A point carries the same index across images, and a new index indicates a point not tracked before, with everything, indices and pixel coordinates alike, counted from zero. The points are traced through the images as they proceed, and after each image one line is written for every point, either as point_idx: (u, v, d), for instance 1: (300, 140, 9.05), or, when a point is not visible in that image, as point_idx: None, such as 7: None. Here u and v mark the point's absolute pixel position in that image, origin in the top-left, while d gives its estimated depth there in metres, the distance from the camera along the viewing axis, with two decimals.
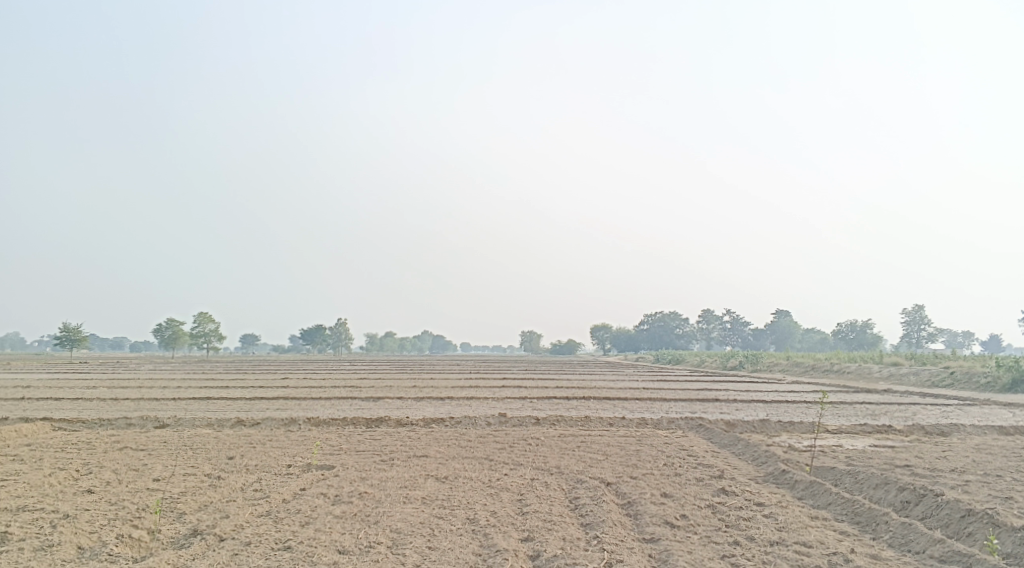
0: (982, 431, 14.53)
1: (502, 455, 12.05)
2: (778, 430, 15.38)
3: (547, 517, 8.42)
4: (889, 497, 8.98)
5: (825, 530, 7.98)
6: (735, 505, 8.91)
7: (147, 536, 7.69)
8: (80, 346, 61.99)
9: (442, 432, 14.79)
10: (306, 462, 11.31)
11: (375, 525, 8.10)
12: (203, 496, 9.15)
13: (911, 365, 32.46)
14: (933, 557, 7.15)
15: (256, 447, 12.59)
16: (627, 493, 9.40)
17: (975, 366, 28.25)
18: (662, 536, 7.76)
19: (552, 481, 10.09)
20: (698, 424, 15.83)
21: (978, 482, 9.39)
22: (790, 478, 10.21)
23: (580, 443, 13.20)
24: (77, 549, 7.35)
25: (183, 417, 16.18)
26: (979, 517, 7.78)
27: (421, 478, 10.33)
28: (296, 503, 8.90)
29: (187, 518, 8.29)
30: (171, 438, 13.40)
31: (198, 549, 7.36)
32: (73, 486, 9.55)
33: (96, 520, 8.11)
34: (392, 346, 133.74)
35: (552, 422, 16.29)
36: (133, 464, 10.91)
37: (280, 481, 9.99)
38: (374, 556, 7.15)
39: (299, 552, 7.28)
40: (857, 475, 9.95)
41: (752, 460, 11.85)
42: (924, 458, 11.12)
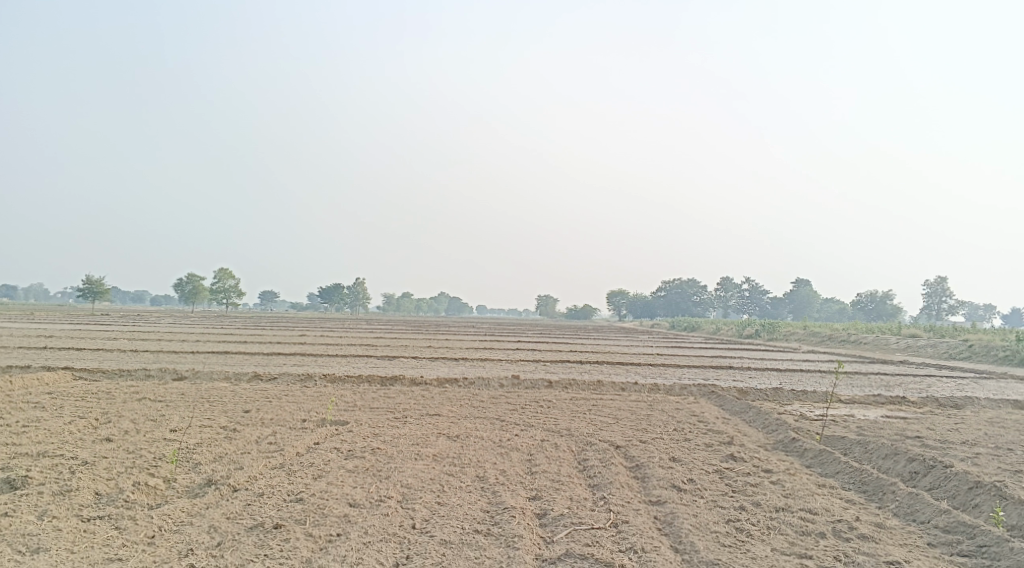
0: (998, 405, 14.42)
1: (514, 416, 12.16)
2: (790, 398, 15.38)
3: (555, 477, 8.52)
4: (898, 467, 8.98)
5: (832, 498, 8.01)
6: (743, 471, 8.95)
7: (163, 484, 7.88)
8: (103, 298, 63.01)
9: (455, 392, 14.94)
10: (320, 417, 11.49)
11: (385, 480, 8.24)
12: (219, 447, 9.34)
13: (930, 337, 32.18)
14: (938, 527, 7.17)
15: (271, 402, 12.80)
16: (636, 456, 9.47)
17: (995, 339, 27.96)
18: (668, 499, 7.83)
19: (562, 443, 10.19)
20: (710, 390, 15.87)
21: (990, 455, 9.35)
22: (799, 447, 10.22)
23: (591, 407, 13.29)
24: (96, 495, 7.56)
25: (201, 371, 16.47)
26: (987, 489, 7.77)
27: (432, 435, 10.48)
28: (309, 457, 9.06)
29: (202, 468, 8.48)
30: (189, 390, 13.65)
31: (212, 499, 7.54)
32: (93, 434, 9.78)
33: (114, 468, 8.32)
34: (409, 307, 134.65)
35: (564, 385, 16.39)
36: (151, 415, 11.14)
37: (294, 435, 10.17)
38: (383, 510, 7.29)
39: (310, 504, 7.43)
40: (868, 445, 9.94)
41: (762, 427, 11.87)
42: (936, 430, 11.08)
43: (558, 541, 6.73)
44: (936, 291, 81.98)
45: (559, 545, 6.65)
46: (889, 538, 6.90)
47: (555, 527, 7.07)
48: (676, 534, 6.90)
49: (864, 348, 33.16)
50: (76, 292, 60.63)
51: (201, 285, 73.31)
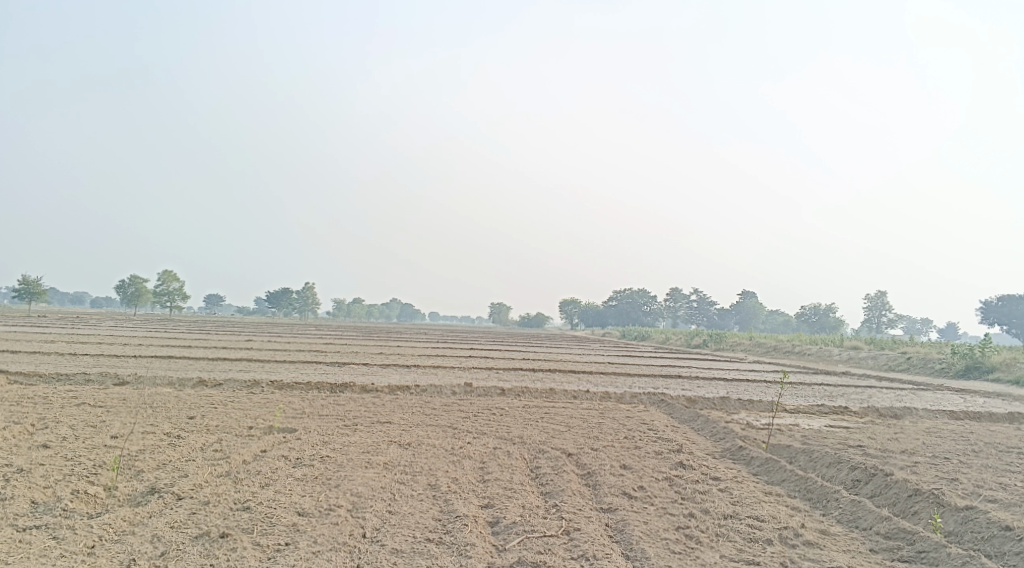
0: (934, 415, 15.00)
1: (466, 424, 12.11)
2: (738, 407, 15.71)
3: (508, 485, 8.50)
4: (840, 475, 9.25)
5: (778, 506, 8.19)
6: (692, 479, 9.09)
7: (104, 493, 7.59)
8: (39, 300, 60.49)
9: (407, 399, 14.81)
10: (268, 424, 11.25)
11: (335, 488, 8.10)
12: (162, 454, 9.05)
13: (870, 349, 33.30)
14: (879, 534, 7.40)
15: (217, 408, 12.47)
16: (587, 464, 9.53)
17: (931, 352, 29.09)
18: (619, 506, 7.90)
19: (514, 451, 10.18)
20: (660, 399, 16.10)
21: (927, 463, 9.71)
22: (746, 455, 10.44)
23: (543, 414, 13.33)
24: (31, 503, 7.24)
25: (144, 375, 15.96)
26: (925, 497, 8.06)
27: (384, 443, 10.35)
28: (256, 464, 8.84)
29: (145, 475, 8.21)
30: (131, 395, 13.21)
31: (155, 507, 7.29)
32: (28, 441, 9.37)
33: (51, 475, 7.99)
34: (360, 312, 133.04)
35: (517, 393, 16.40)
36: (90, 421, 10.73)
37: (241, 442, 9.93)
38: (334, 519, 7.16)
39: (258, 513, 7.26)
40: (812, 453, 10.21)
41: (711, 436, 12.08)
42: (876, 439, 11.46)
43: (511, 549, 6.72)
44: (876, 305, 84.85)
45: (512, 553, 6.64)
46: (832, 545, 7.09)
47: (507, 535, 7.05)
48: (627, 541, 6.96)
49: (808, 359, 34.11)
50: (10, 293, 58.06)
51: (144, 287, 71.10)
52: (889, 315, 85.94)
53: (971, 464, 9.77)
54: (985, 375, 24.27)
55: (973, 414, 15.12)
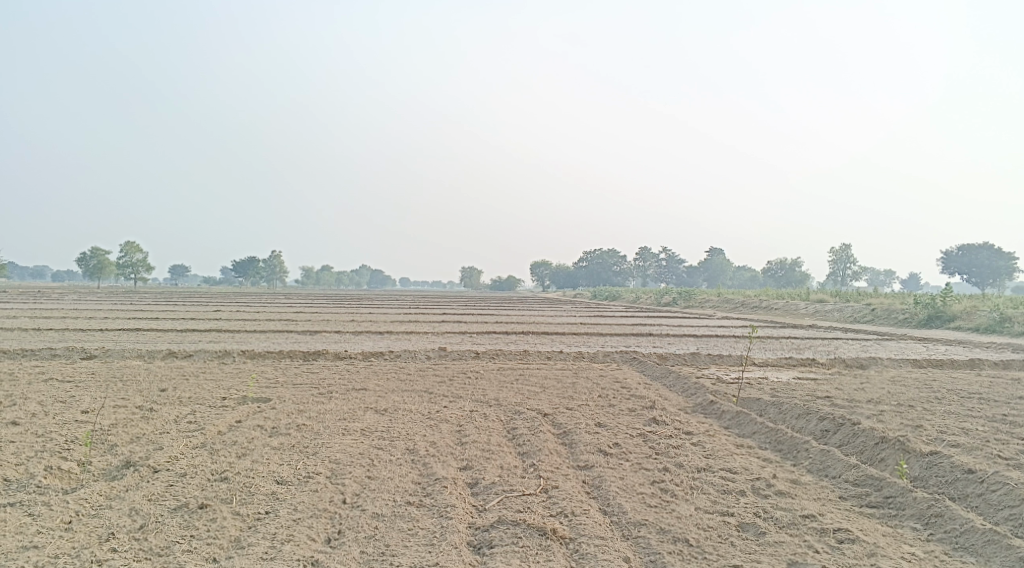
0: (898, 364, 15.45)
1: (442, 388, 12.18)
2: (708, 363, 16.03)
3: (485, 447, 8.57)
4: (810, 426, 9.49)
5: (750, 457, 8.38)
6: (665, 434, 9.25)
7: (77, 468, 7.48)
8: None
9: (382, 366, 14.80)
10: (242, 395, 11.16)
11: (313, 456, 8.09)
12: (135, 427, 8.93)
13: (836, 302, 34.01)
14: (847, 481, 7.63)
15: (189, 380, 12.33)
16: (563, 423, 9.64)
17: (895, 303, 29.77)
18: (595, 464, 8.02)
19: (491, 413, 10.25)
20: (632, 357, 16.34)
21: (892, 411, 10.01)
22: (717, 409, 10.66)
23: (518, 376, 13.47)
24: (3, 481, 7.10)
25: (112, 349, 15.69)
26: (892, 444, 8.31)
27: (360, 409, 10.34)
28: (232, 435, 8.78)
29: (118, 449, 8.10)
30: (99, 369, 12.99)
31: (131, 481, 7.22)
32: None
33: (21, 452, 7.84)
34: (329, 279, 131.80)
35: (491, 355, 16.49)
36: (59, 396, 10.53)
37: (215, 413, 9.85)
38: (313, 486, 7.17)
39: (236, 483, 7.22)
40: (781, 405, 10.45)
41: (682, 391, 12.31)
42: (844, 389, 11.77)
43: (491, 509, 6.80)
44: (840, 259, 86.39)
45: (492, 513, 6.73)
46: (804, 493, 7.30)
47: (487, 496, 7.13)
48: (604, 497, 7.09)
49: (776, 313, 34.76)
50: None
51: (106, 259, 69.48)
52: (853, 268, 87.62)
53: (935, 411, 10.09)
54: (946, 324, 24.97)
55: (935, 362, 15.61)
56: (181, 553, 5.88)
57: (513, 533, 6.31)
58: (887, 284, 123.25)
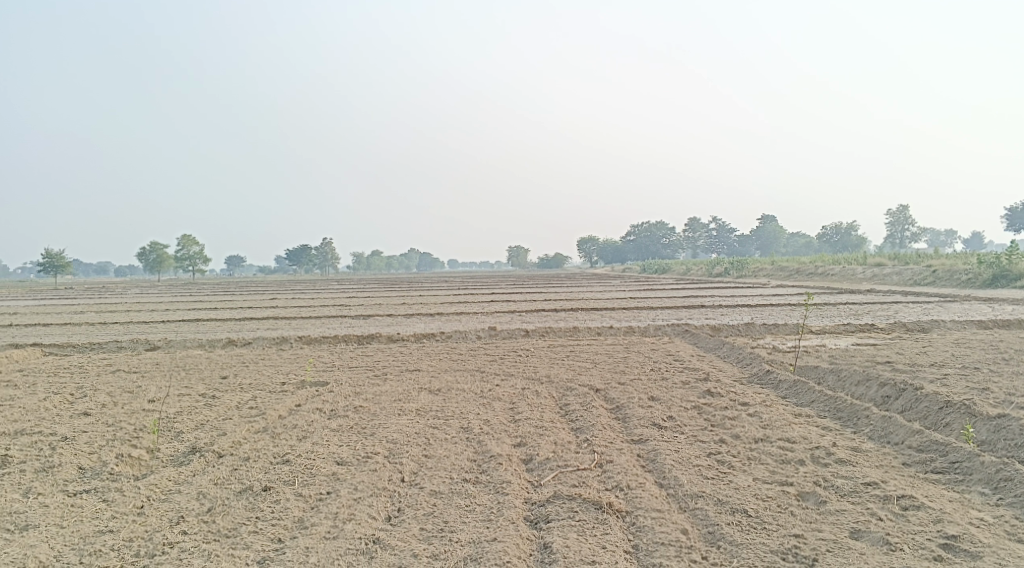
0: (962, 326, 14.92)
1: (494, 366, 12.30)
2: (762, 332, 15.76)
3: (539, 423, 8.62)
4: (870, 393, 9.26)
5: (809, 426, 8.23)
6: (720, 406, 9.15)
7: (147, 455, 7.82)
8: (63, 272, 61.29)
9: (434, 347, 14.97)
10: (300, 379, 11.47)
11: (371, 436, 8.27)
12: (200, 414, 9.27)
13: (894, 265, 32.93)
14: (911, 447, 7.43)
15: (249, 367, 12.70)
16: (616, 398, 9.62)
17: (957, 263, 28.68)
18: (649, 437, 7.99)
19: (543, 390, 10.29)
20: (683, 329, 16.17)
21: (957, 375, 9.68)
22: (774, 378, 10.48)
23: (569, 352, 13.49)
24: (79, 469, 7.47)
25: (174, 339, 16.27)
26: (957, 408, 8.05)
27: (414, 390, 10.51)
28: (292, 419, 9.03)
29: (185, 436, 8.42)
30: (163, 360, 13.50)
31: (198, 466, 7.51)
32: (69, 409, 9.62)
33: (95, 441, 8.23)
34: (379, 264, 133.72)
35: (541, 333, 16.53)
36: (127, 386, 10.99)
37: (275, 398, 10.14)
38: (372, 466, 7.33)
39: (298, 465, 7.45)
40: (839, 372, 10.22)
41: (736, 362, 12.15)
42: (905, 354, 11.43)
43: (546, 484, 6.86)
44: (898, 220, 83.35)
45: (547, 488, 6.78)
46: (865, 461, 7.14)
47: (542, 471, 7.19)
48: (660, 470, 7.06)
49: (832, 280, 33.84)
50: (36, 268, 58.77)
51: (165, 253, 71.77)
52: (912, 229, 84.61)
53: (1002, 372, 9.73)
54: (1013, 283, 23.96)
55: (1002, 322, 15.02)
56: (248, 533, 6.10)
57: (569, 508, 6.35)
58: (949, 244, 118.74)
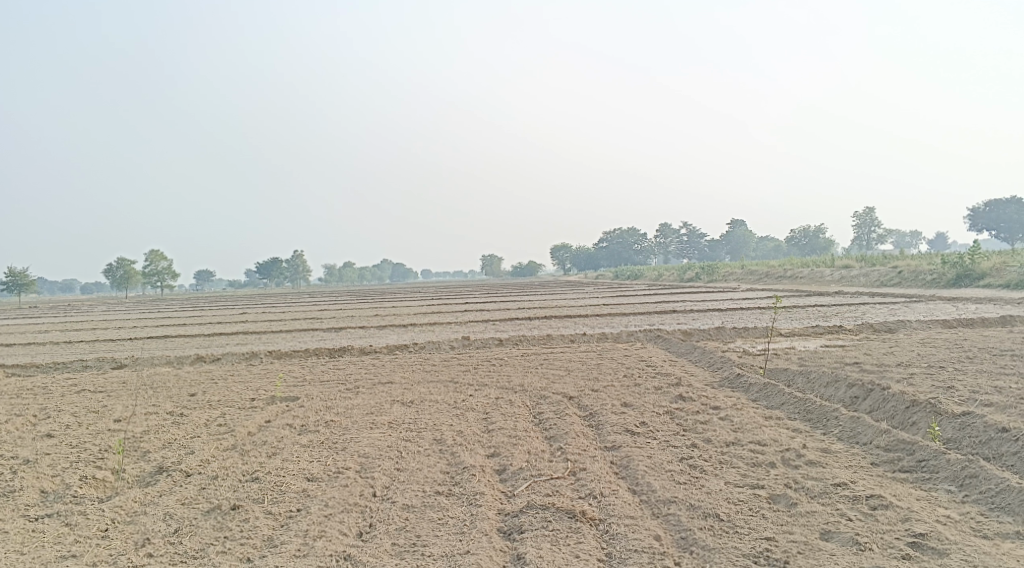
0: (926, 325, 15.20)
1: (467, 376, 12.24)
2: (733, 336, 15.91)
3: (512, 433, 8.58)
4: (839, 393, 9.38)
5: (779, 429, 8.30)
6: (692, 410, 9.19)
7: (112, 476, 7.63)
8: (26, 291, 59.77)
9: (407, 358, 14.86)
10: (270, 394, 11.31)
11: (342, 451, 8.17)
12: (167, 433, 9.09)
13: (862, 266, 33.48)
14: (879, 447, 7.53)
15: (218, 383, 12.48)
16: (589, 405, 9.63)
17: (922, 264, 29.23)
18: (622, 444, 8.00)
19: (516, 398, 10.27)
20: (656, 334, 16.26)
21: (923, 374, 9.84)
22: (744, 381, 10.58)
23: (542, 360, 13.48)
24: (41, 493, 7.27)
25: (142, 357, 15.93)
26: (923, 407, 8.18)
27: (387, 403, 10.41)
28: (263, 435, 8.89)
29: (151, 456, 8.24)
30: (129, 378, 13.22)
31: (165, 486, 7.35)
32: (30, 432, 9.36)
33: (57, 463, 8.01)
34: (351, 276, 132.81)
35: (514, 342, 16.50)
36: (92, 406, 10.73)
37: (245, 414, 9.97)
38: (343, 481, 7.23)
39: (268, 483, 7.32)
40: (809, 374, 10.34)
41: (708, 366, 12.23)
42: (872, 354, 11.60)
43: (520, 494, 6.81)
44: (864, 222, 84.88)
45: (520, 498, 6.73)
46: (835, 462, 7.21)
47: (515, 481, 7.15)
48: (632, 476, 7.07)
49: (801, 283, 34.27)
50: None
51: (132, 268, 70.46)
52: (878, 231, 86.21)
53: (966, 370, 9.91)
54: (976, 282, 24.48)
55: (965, 321, 15.35)
56: (215, 554, 5.97)
57: (542, 518, 6.31)
58: (915, 245, 121.21)
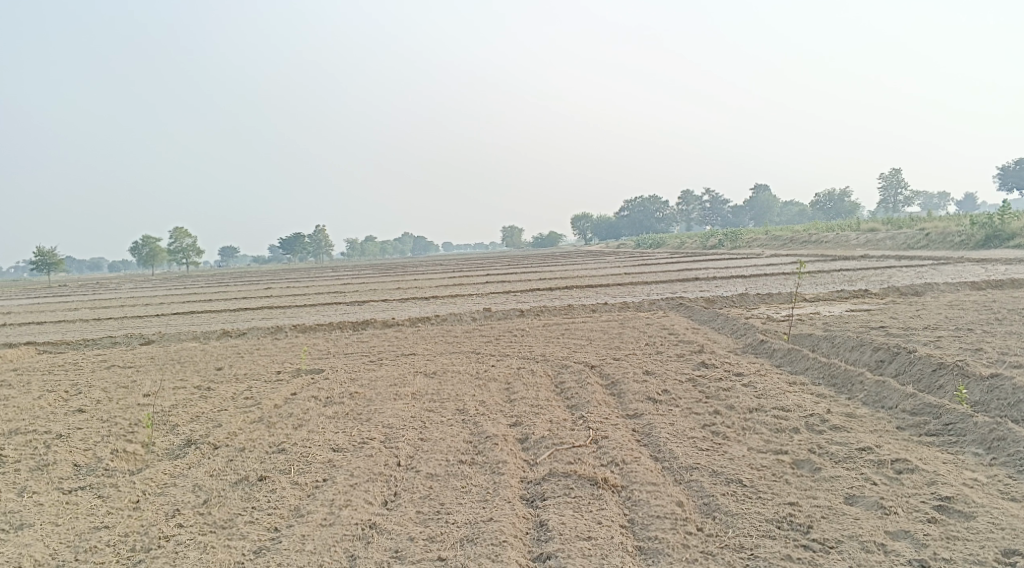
0: (955, 288, 14.93)
1: (489, 347, 12.28)
2: (756, 302, 15.77)
3: (534, 402, 8.61)
4: (864, 358, 9.27)
5: (803, 394, 8.24)
6: (715, 377, 9.14)
7: (142, 449, 7.79)
8: (56, 270, 60.84)
9: (429, 330, 14.93)
10: (295, 367, 11.44)
11: (366, 422, 8.26)
12: (195, 407, 9.26)
13: (888, 229, 32.85)
14: (905, 411, 7.44)
15: (244, 357, 12.65)
16: (611, 374, 9.62)
17: (950, 226, 28.61)
18: (645, 411, 7.99)
19: (538, 368, 10.28)
20: (678, 302, 16.16)
21: (950, 337, 9.68)
22: (768, 347, 10.50)
23: (564, 330, 13.47)
24: (74, 466, 7.45)
25: (169, 333, 16.19)
26: (950, 370, 8.05)
27: (410, 374, 10.49)
28: (288, 407, 9.01)
29: (180, 429, 8.40)
30: (157, 353, 13.44)
31: (194, 458, 7.49)
32: (63, 407, 9.58)
33: (90, 437, 8.20)
34: (373, 250, 133.62)
35: (536, 312, 16.50)
36: (122, 382, 10.95)
37: (270, 388, 10.11)
38: (368, 451, 7.32)
39: (293, 453, 7.43)
40: (834, 339, 10.22)
41: (732, 333, 12.13)
42: (899, 318, 11.43)
43: (542, 463, 6.85)
44: (890, 185, 83.20)
45: (543, 466, 6.77)
46: (860, 427, 7.14)
47: (537, 450, 7.19)
48: (655, 444, 7.07)
49: (825, 248, 33.78)
50: (28, 267, 58.37)
51: (156, 246, 71.31)
52: (905, 193, 84.51)
53: (996, 332, 9.72)
54: (1006, 243, 23.93)
55: (995, 282, 15.05)
56: (244, 524, 6.09)
57: (564, 485, 6.35)
58: (943, 207, 118.78)
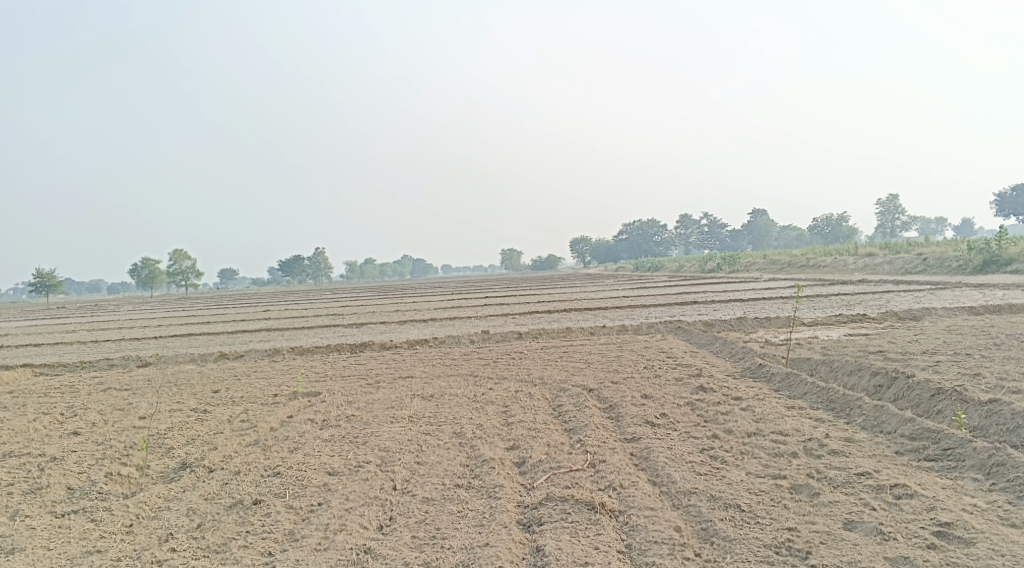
0: (952, 312, 14.94)
1: (487, 370, 12.25)
2: (754, 326, 15.77)
3: (532, 426, 8.57)
4: (863, 382, 9.25)
5: (801, 418, 8.21)
6: (713, 401, 9.11)
7: (137, 473, 7.74)
8: (54, 292, 60.77)
9: (427, 353, 14.90)
10: (292, 390, 11.40)
11: (363, 445, 8.21)
12: (191, 429, 9.20)
13: (886, 254, 32.93)
14: (903, 435, 7.41)
15: (241, 380, 12.60)
16: (609, 397, 9.59)
17: (948, 250, 28.71)
18: (642, 435, 7.95)
19: (536, 391, 10.25)
20: (676, 326, 16.15)
21: (949, 362, 9.66)
22: (766, 371, 10.47)
23: (562, 353, 13.45)
24: (68, 489, 7.39)
25: (166, 355, 16.14)
26: (948, 395, 8.04)
27: (407, 397, 10.44)
28: (284, 431, 8.96)
29: (175, 452, 8.34)
30: (154, 376, 13.40)
31: (188, 482, 7.44)
32: (58, 430, 9.53)
33: (84, 460, 8.14)
34: (372, 273, 133.74)
35: (534, 335, 16.48)
36: (118, 404, 10.89)
37: (267, 410, 10.06)
38: (364, 475, 7.27)
39: (289, 477, 7.38)
40: (832, 363, 10.20)
41: (730, 356, 12.11)
42: (897, 342, 11.42)
43: (539, 487, 6.80)
44: (887, 209, 83.59)
45: (540, 491, 6.72)
46: (858, 451, 7.11)
47: (535, 473, 7.14)
48: (652, 468, 7.02)
49: (824, 272, 33.84)
50: (27, 289, 58.30)
51: (156, 268, 71.33)
52: (902, 218, 84.89)
53: (994, 357, 9.71)
54: (1003, 268, 23.99)
55: (993, 306, 15.06)
56: (237, 548, 6.03)
57: (561, 509, 6.30)
58: (940, 232, 119.23)
